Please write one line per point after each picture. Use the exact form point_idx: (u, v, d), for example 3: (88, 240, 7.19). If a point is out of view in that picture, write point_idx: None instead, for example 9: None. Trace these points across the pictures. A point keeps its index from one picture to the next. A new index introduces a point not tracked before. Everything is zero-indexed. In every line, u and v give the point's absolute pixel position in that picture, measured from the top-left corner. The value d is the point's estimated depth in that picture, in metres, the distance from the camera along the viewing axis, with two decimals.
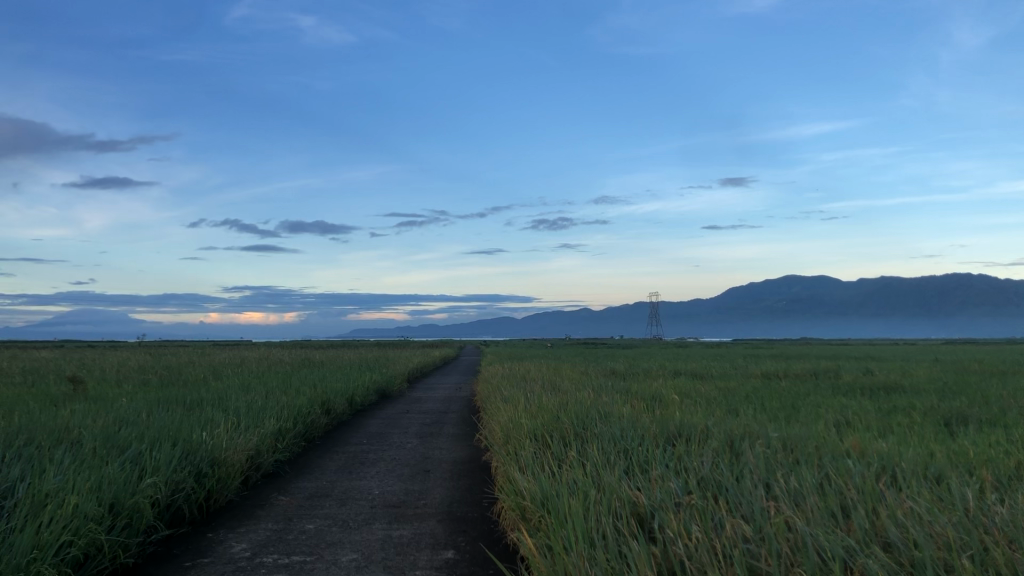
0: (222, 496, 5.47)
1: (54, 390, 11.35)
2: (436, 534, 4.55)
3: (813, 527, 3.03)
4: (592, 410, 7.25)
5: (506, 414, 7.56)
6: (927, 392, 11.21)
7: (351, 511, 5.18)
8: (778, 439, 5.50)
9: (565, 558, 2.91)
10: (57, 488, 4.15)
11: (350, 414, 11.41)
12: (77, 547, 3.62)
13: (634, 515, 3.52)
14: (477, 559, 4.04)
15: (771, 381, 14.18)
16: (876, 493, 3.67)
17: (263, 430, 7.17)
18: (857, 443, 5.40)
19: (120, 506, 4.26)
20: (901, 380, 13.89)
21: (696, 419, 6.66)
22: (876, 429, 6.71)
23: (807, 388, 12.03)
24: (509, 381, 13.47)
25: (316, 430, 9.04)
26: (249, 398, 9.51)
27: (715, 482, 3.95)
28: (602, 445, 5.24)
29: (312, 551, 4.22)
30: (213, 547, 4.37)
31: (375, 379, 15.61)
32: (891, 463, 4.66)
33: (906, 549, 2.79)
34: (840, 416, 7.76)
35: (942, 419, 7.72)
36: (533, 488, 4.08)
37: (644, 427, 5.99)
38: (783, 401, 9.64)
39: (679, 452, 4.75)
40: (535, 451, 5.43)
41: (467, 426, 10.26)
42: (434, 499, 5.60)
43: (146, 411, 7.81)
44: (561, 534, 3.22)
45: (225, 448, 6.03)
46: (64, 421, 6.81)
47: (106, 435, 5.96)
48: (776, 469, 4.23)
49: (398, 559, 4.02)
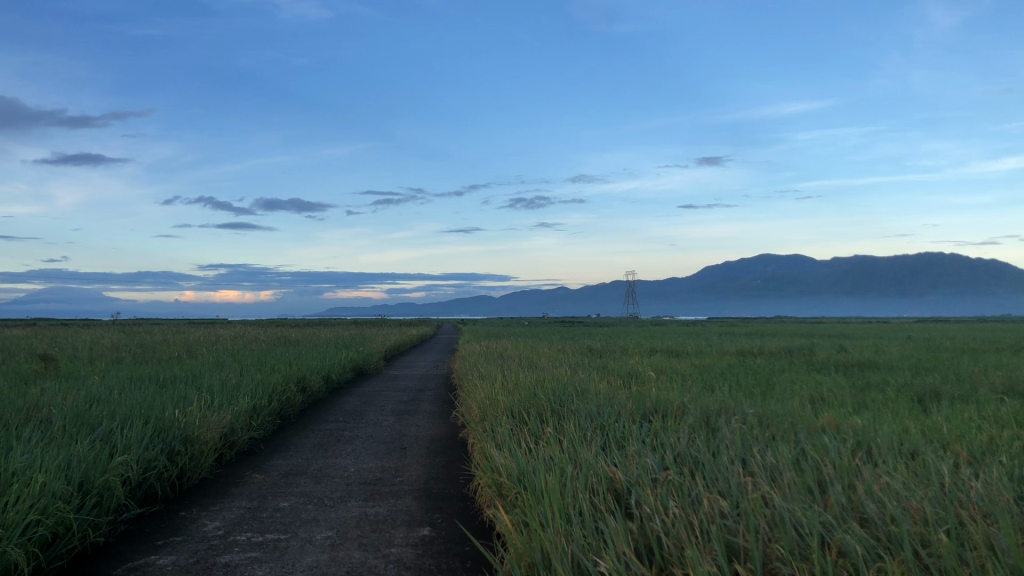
0: (196, 473, 5.42)
1: (25, 368, 11.21)
2: (412, 510, 4.52)
3: (789, 502, 3.02)
4: (570, 387, 7.25)
5: (482, 391, 7.55)
6: (900, 369, 11.34)
7: (326, 489, 5.13)
8: (754, 415, 5.51)
9: (543, 534, 2.89)
10: (25, 466, 4.09)
11: (325, 391, 11.37)
12: (45, 527, 3.55)
13: (611, 492, 3.50)
14: (453, 535, 4.01)
15: (746, 357, 14.31)
16: (852, 468, 3.67)
17: (238, 408, 7.10)
18: (832, 418, 5.42)
19: (90, 485, 4.18)
20: (874, 357, 14.00)
21: (672, 395, 6.69)
22: (850, 405, 6.77)
23: (782, 365, 12.14)
24: (485, 358, 13.43)
25: (291, 408, 9.00)
26: (222, 375, 9.43)
27: (691, 457, 3.93)
28: (579, 421, 5.21)
29: (286, 529, 4.18)
30: (185, 525, 4.31)
31: (351, 356, 15.59)
32: (866, 438, 4.68)
33: (882, 524, 2.79)
34: (815, 392, 7.82)
35: (916, 395, 7.81)
36: (509, 465, 4.05)
37: (621, 403, 5.98)
38: (760, 377, 9.69)
39: (655, 428, 4.75)
40: (511, 428, 5.40)
41: (444, 403, 10.25)
42: (410, 476, 5.57)
43: (118, 389, 7.71)
44: (537, 510, 3.19)
45: (198, 426, 5.97)
46: (34, 399, 6.71)
47: (76, 413, 5.87)
48: (752, 444, 4.23)
49: (373, 536, 3.98)
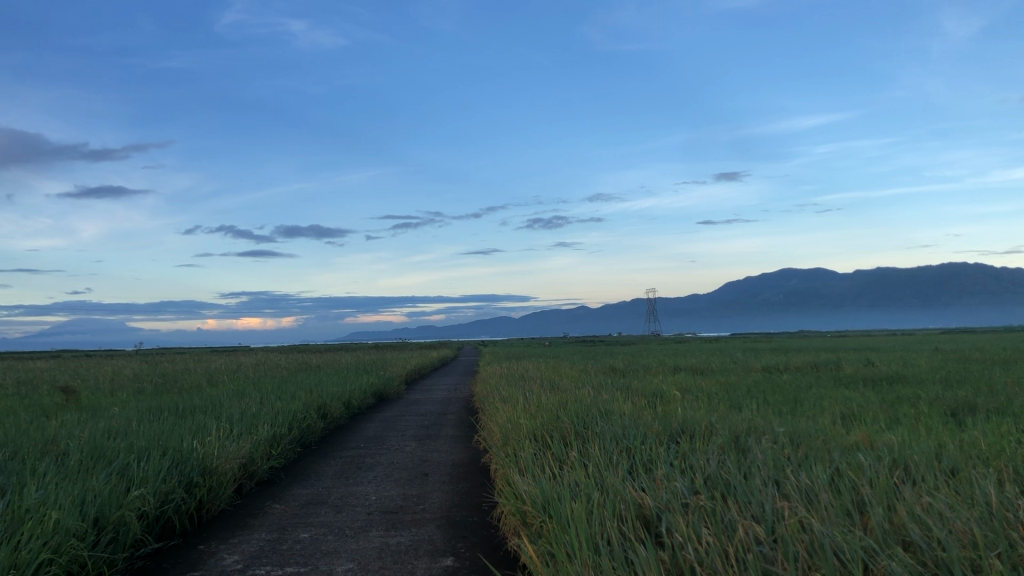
0: (215, 505, 5.32)
1: (47, 400, 11.17)
2: (435, 540, 4.40)
3: (828, 527, 2.88)
4: (593, 408, 7.12)
5: (504, 414, 7.44)
6: (929, 382, 11.11)
7: (347, 519, 5.02)
8: (784, 434, 5.36)
9: (570, 565, 2.76)
10: (39, 502, 4.01)
11: (346, 418, 11.28)
12: (58, 565, 3.45)
13: (640, 518, 3.36)
14: (477, 566, 3.90)
15: (772, 373, 14.11)
16: (891, 488, 3.52)
17: (257, 437, 7.02)
18: (864, 434, 5.27)
19: (105, 521, 4.09)
20: (902, 370, 13.74)
21: (699, 415, 6.53)
22: (882, 421, 6.58)
23: (809, 381, 11.92)
24: (507, 380, 13.33)
25: (312, 436, 8.90)
26: (242, 404, 9.37)
27: (723, 480, 3.80)
28: (604, 445, 5.07)
29: (306, 561, 4.07)
30: (203, 560, 4.21)
31: (373, 381, 15.50)
32: (901, 455, 4.52)
33: (928, 548, 2.64)
34: (844, 408, 7.63)
35: (949, 409, 7.59)
36: (533, 492, 3.93)
37: (647, 424, 5.83)
38: (786, 394, 9.48)
39: (684, 450, 4.61)
40: (535, 453, 5.27)
41: (466, 427, 10.12)
42: (432, 503, 5.45)
43: (136, 420, 7.64)
44: (563, 540, 3.06)
45: (217, 457, 5.88)
46: (53, 432, 6.66)
47: (93, 446, 5.80)
48: (784, 465, 4.09)
49: (395, 568, 3.87)
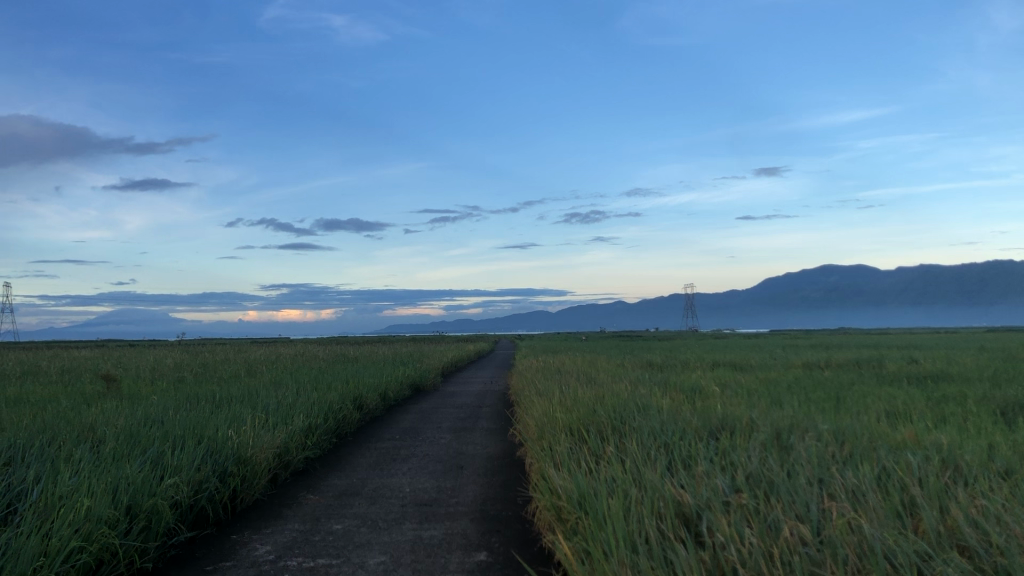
0: (249, 494, 5.30)
1: (88, 389, 11.27)
2: (468, 534, 4.33)
3: (879, 529, 2.75)
4: (631, 403, 6.99)
5: (540, 409, 7.36)
6: (977, 381, 10.79)
7: (381, 510, 4.96)
8: (828, 431, 5.21)
9: (605, 564, 2.66)
10: (72, 489, 3.99)
11: (382, 409, 11.26)
12: (88, 553, 3.42)
13: (679, 516, 3.26)
14: (511, 562, 3.82)
15: (815, 370, 13.88)
16: (942, 489, 3.37)
17: (293, 428, 7.00)
18: (912, 433, 5.10)
19: (137, 509, 4.07)
20: (948, 368, 13.40)
21: (740, 411, 6.39)
22: (930, 419, 6.40)
23: (852, 378, 11.67)
24: (543, 374, 13.27)
25: (347, 427, 8.88)
26: (279, 394, 9.39)
27: (765, 478, 3.68)
28: (641, 440, 4.97)
29: (338, 553, 4.01)
30: (236, 549, 4.17)
31: (409, 373, 15.48)
32: (950, 454, 4.37)
33: (987, 554, 2.50)
34: (888, 406, 7.44)
35: (999, 409, 7.34)
36: (568, 487, 3.84)
37: (686, 419, 5.70)
38: (828, 391, 9.27)
39: (724, 447, 4.50)
40: (570, 447, 5.18)
41: (501, 420, 10.04)
42: (467, 496, 5.38)
43: (173, 409, 7.65)
44: (600, 537, 2.97)
45: (251, 446, 5.85)
46: (91, 420, 6.68)
47: (129, 434, 5.80)
48: (829, 463, 3.96)
49: (428, 562, 3.80)
